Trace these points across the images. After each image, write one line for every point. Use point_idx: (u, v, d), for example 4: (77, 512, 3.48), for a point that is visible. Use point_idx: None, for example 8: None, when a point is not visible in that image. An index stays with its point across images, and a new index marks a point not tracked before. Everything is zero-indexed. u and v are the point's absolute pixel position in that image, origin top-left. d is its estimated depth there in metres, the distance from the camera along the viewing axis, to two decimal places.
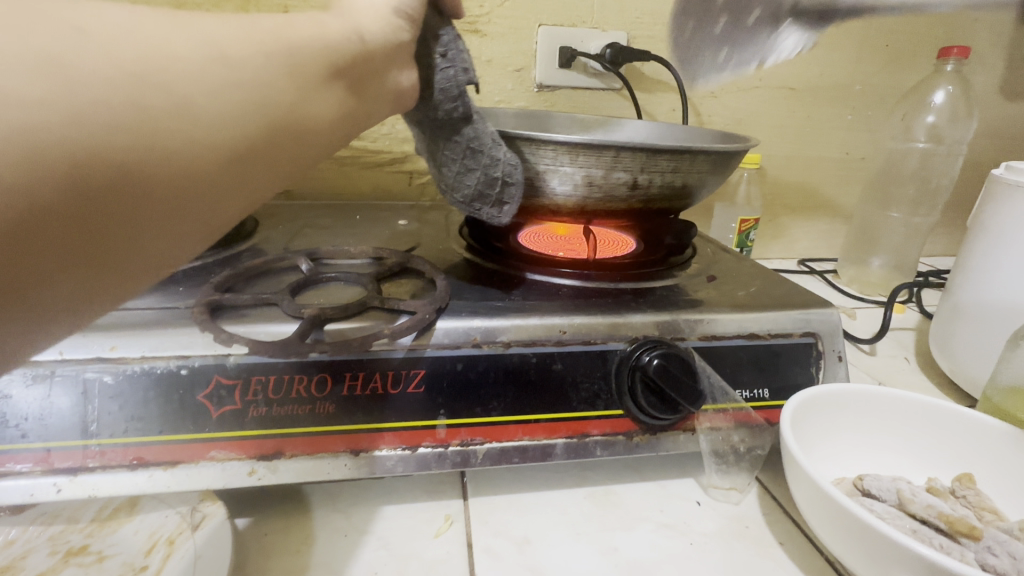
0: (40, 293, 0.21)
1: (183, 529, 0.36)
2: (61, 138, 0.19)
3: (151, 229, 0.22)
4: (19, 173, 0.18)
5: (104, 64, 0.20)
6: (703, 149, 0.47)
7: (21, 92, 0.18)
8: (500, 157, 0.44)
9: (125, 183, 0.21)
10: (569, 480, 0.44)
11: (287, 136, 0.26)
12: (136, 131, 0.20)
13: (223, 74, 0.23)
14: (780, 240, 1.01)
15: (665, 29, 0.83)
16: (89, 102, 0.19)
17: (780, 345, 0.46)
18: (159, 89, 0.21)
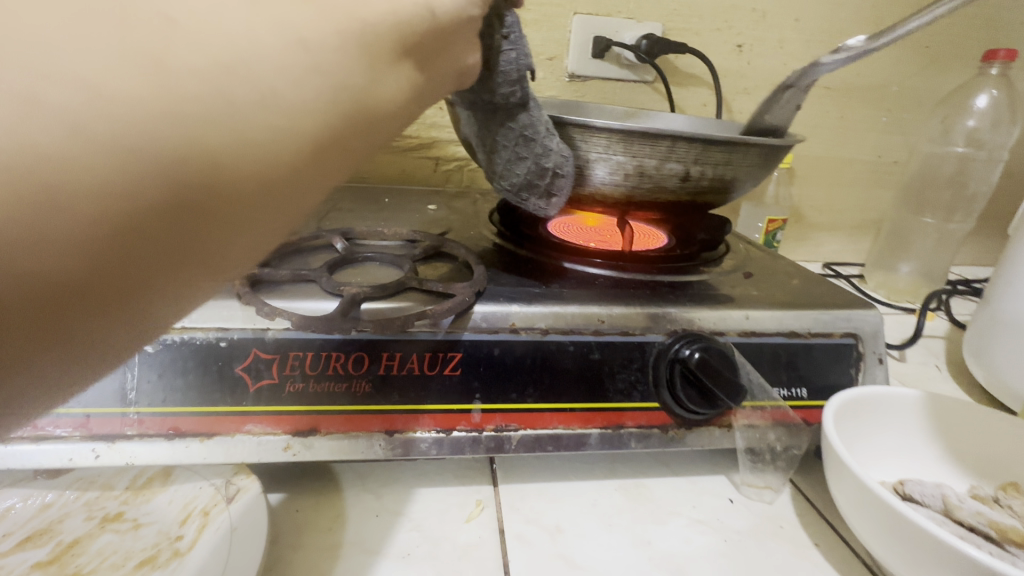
0: (136, 309, 0.18)
1: (217, 501, 0.36)
2: (156, 137, 0.16)
3: (248, 234, 0.20)
4: (114, 175, 0.16)
5: (194, 53, 0.17)
6: (756, 143, 0.47)
7: (111, 84, 0.16)
8: (554, 146, 0.43)
9: (220, 183, 0.18)
10: (599, 471, 0.44)
11: (369, 125, 0.22)
12: (229, 125, 0.18)
13: (302, 57, 0.19)
14: (806, 242, 0.99)
15: (702, 22, 0.82)
16: (182, 97, 0.17)
17: (820, 345, 0.45)
18: (246, 79, 0.18)
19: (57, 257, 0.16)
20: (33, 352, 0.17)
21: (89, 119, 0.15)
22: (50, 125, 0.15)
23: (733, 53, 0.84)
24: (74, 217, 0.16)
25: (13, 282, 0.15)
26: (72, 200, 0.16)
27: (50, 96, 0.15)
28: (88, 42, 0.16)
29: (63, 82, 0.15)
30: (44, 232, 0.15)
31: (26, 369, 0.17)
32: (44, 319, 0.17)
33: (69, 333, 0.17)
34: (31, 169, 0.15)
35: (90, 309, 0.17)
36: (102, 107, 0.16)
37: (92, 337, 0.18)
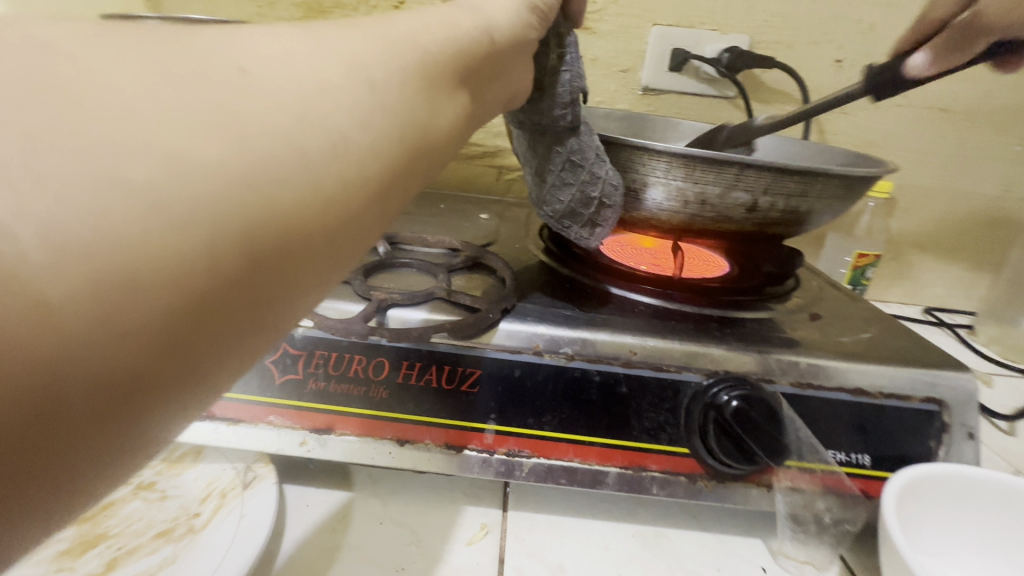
0: (206, 379, 0.18)
1: (235, 485, 0.37)
2: (233, 202, 0.17)
3: (302, 292, 0.20)
4: (192, 250, 0.17)
5: (274, 108, 0.19)
6: (836, 172, 0.42)
7: (192, 154, 0.17)
8: (603, 175, 0.41)
9: (285, 243, 0.19)
10: (617, 513, 0.41)
11: (422, 155, 0.25)
12: (299, 181, 0.19)
13: (370, 98, 0.22)
14: (904, 282, 0.87)
15: (795, 35, 0.75)
16: (264, 153, 0.18)
17: (894, 408, 0.38)
18: (320, 127, 0.20)
19: (134, 342, 0.16)
20: (100, 447, 0.16)
21: (171, 195, 0.16)
22: (136, 203, 0.16)
23: (830, 68, 0.77)
24: (154, 301, 0.16)
25: (92, 373, 0.15)
26: (151, 282, 0.16)
27: (137, 174, 0.16)
28: (176, 111, 0.17)
29: (148, 155, 0.16)
30: (123, 317, 0.16)
31: (90, 466, 0.17)
32: (114, 411, 0.16)
33: (136, 424, 0.17)
34: (116, 254, 0.15)
35: (159, 396, 0.17)
36: (189, 172, 0.17)
37: (156, 424, 0.18)
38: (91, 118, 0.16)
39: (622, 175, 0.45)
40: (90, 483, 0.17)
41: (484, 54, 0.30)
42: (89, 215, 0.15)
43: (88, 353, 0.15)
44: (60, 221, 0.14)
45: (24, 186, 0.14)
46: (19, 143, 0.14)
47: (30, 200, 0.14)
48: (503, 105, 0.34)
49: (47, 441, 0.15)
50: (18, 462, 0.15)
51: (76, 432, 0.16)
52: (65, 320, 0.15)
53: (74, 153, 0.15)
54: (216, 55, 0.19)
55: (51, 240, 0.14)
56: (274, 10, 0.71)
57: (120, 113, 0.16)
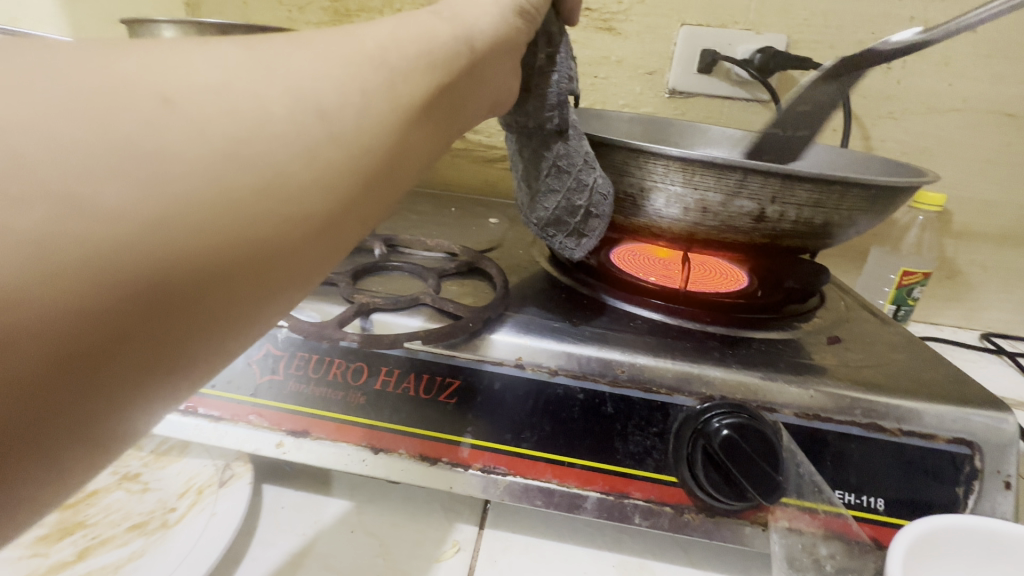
0: (104, 429, 0.17)
1: (212, 483, 0.38)
2: (132, 247, 0.15)
3: (229, 334, 0.18)
4: (84, 293, 0.15)
5: (194, 145, 0.16)
6: (856, 181, 0.38)
7: (93, 201, 0.15)
8: (590, 182, 0.39)
9: (205, 277, 0.17)
10: (601, 541, 0.38)
11: (386, 182, 0.21)
12: (218, 223, 0.17)
13: (314, 129, 0.18)
14: (959, 304, 0.80)
15: (837, 34, 0.70)
16: (177, 198, 0.16)
17: (915, 449, 0.34)
18: (249, 163, 0.17)
19: (26, 386, 0.15)
20: (14, 482, 0.16)
21: (60, 239, 0.15)
22: (19, 254, 0.14)
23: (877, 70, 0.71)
24: (43, 344, 0.15)
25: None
26: (38, 326, 0.14)
27: (21, 222, 0.14)
28: (81, 148, 0.15)
29: (37, 202, 0.14)
30: (9, 364, 0.14)
31: (12, 498, 0.16)
32: (18, 451, 0.15)
33: (49, 458, 0.16)
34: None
35: (54, 448, 0.16)
36: (86, 222, 0.15)
37: (75, 457, 0.17)
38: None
39: (618, 180, 0.43)
40: (23, 508, 0.17)
41: (473, 64, 0.27)
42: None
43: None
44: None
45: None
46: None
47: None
48: (485, 112, 0.31)
49: None
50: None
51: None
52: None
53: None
54: (138, 82, 0.16)
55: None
56: (302, 15, 0.73)
57: (8, 155, 0.14)
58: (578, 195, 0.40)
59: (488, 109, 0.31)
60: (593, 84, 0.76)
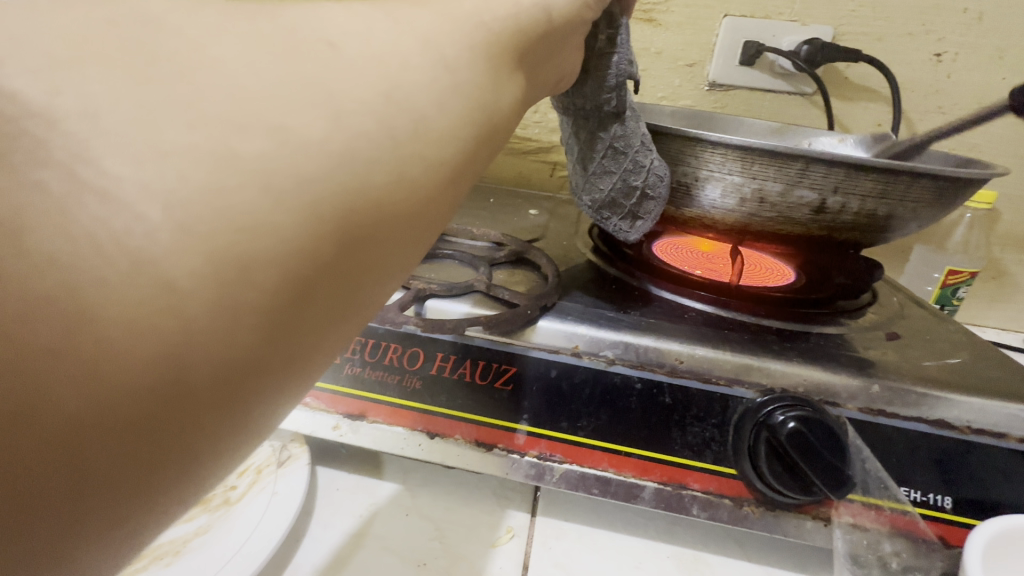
0: (309, 362, 0.16)
1: (270, 462, 0.39)
2: (328, 181, 0.15)
3: (398, 269, 0.18)
4: (294, 230, 0.15)
5: (360, 83, 0.16)
6: (925, 171, 0.37)
7: (297, 130, 0.15)
8: (647, 164, 0.40)
9: (378, 226, 0.17)
10: (654, 531, 0.38)
11: (491, 141, 0.21)
12: (387, 161, 0.17)
13: (442, 78, 0.18)
14: (1004, 305, 0.77)
15: (887, 25, 0.67)
16: (355, 132, 0.16)
17: (984, 447, 0.33)
18: (401, 105, 0.17)
19: (244, 327, 0.14)
20: (215, 442, 0.15)
21: (277, 171, 0.15)
22: (247, 182, 0.14)
23: (927, 63, 0.68)
24: (264, 282, 0.14)
25: (213, 359, 0.14)
26: (262, 260, 0.14)
27: (249, 150, 0.14)
28: (264, 84, 0.15)
29: (258, 131, 0.14)
30: (236, 300, 0.14)
31: (205, 463, 0.15)
32: (227, 397, 0.14)
33: (246, 412, 0.15)
34: (229, 234, 0.14)
35: (272, 380, 0.15)
36: (293, 150, 0.15)
37: (261, 414, 0.16)
38: (203, 90, 0.14)
39: (672, 168, 0.42)
40: (205, 480, 0.16)
41: (552, 36, 0.26)
42: (208, 192, 0.14)
43: (209, 337, 0.14)
44: (181, 198, 0.13)
45: (151, 161, 0.13)
46: (144, 118, 0.13)
47: (160, 175, 0.13)
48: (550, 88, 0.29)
49: (164, 436, 0.14)
50: (144, 455, 0.14)
51: (195, 411, 0.14)
52: (190, 301, 0.13)
53: (195, 125, 0.14)
54: (299, 27, 0.16)
55: (176, 219, 0.13)
56: None
57: (218, 88, 0.14)
58: (634, 176, 0.41)
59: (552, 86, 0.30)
60: None
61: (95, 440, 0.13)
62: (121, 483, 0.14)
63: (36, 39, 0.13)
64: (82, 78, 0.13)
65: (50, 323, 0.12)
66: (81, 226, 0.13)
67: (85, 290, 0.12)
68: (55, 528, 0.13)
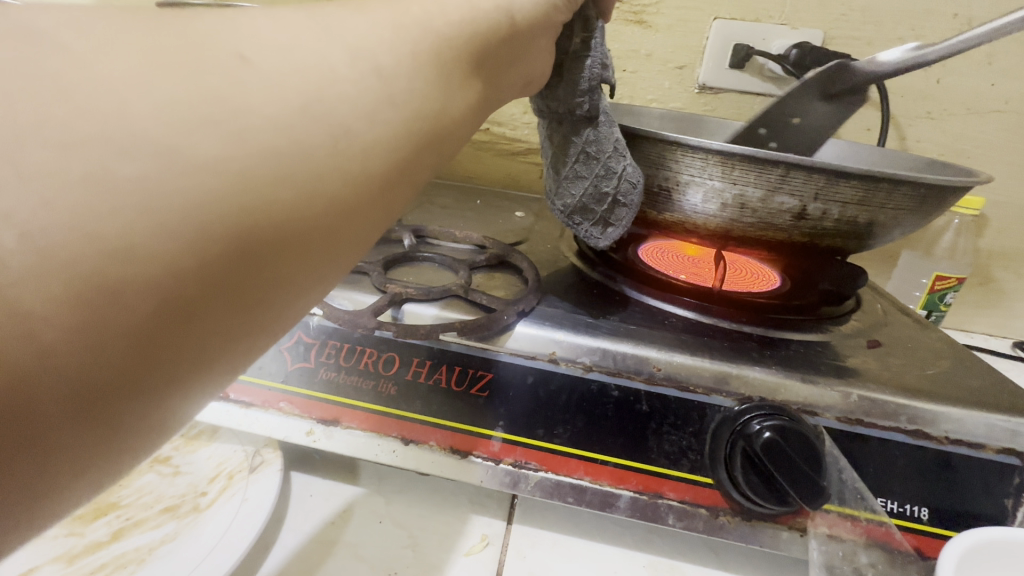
0: (197, 383, 0.16)
1: (242, 468, 0.38)
2: (223, 205, 0.15)
3: (308, 284, 0.18)
4: (176, 252, 0.14)
5: (279, 95, 0.16)
6: (905, 178, 0.36)
7: (189, 151, 0.14)
8: (619, 170, 0.39)
9: (280, 243, 0.16)
10: (630, 540, 0.38)
11: (436, 151, 0.20)
12: (297, 179, 0.16)
13: (373, 89, 0.18)
14: (991, 311, 0.77)
15: (876, 30, 0.67)
16: (262, 150, 0.15)
17: (961, 458, 0.33)
18: (321, 120, 0.17)
19: (115, 351, 0.14)
20: (88, 458, 0.15)
21: (162, 197, 0.14)
22: (126, 207, 0.14)
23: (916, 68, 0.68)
24: (137, 307, 0.14)
25: (75, 383, 0.14)
26: (130, 286, 0.14)
27: (126, 172, 0.14)
28: (166, 101, 0.14)
29: (143, 154, 0.14)
30: (103, 323, 0.14)
31: (81, 476, 0.15)
32: (91, 418, 0.14)
33: (118, 430, 0.15)
34: (95, 259, 0.13)
35: (150, 401, 0.15)
36: (180, 172, 0.14)
37: (138, 432, 0.15)
38: (83, 110, 0.13)
39: (654, 171, 0.42)
40: (86, 489, 0.16)
41: (512, 39, 0.25)
42: (70, 216, 0.13)
43: (68, 361, 0.13)
44: (44, 225, 0.13)
45: (13, 187, 0.13)
46: (13, 140, 0.13)
47: (18, 200, 0.13)
48: (517, 91, 0.29)
49: (22, 458, 0.14)
50: (7, 475, 0.14)
51: (56, 431, 0.14)
52: (46, 326, 0.13)
53: (65, 149, 0.13)
54: (209, 41, 0.16)
55: (35, 246, 0.13)
56: None
57: (109, 106, 0.14)
58: (605, 182, 0.40)
59: (522, 88, 0.29)
60: (621, 78, 0.74)
61: None
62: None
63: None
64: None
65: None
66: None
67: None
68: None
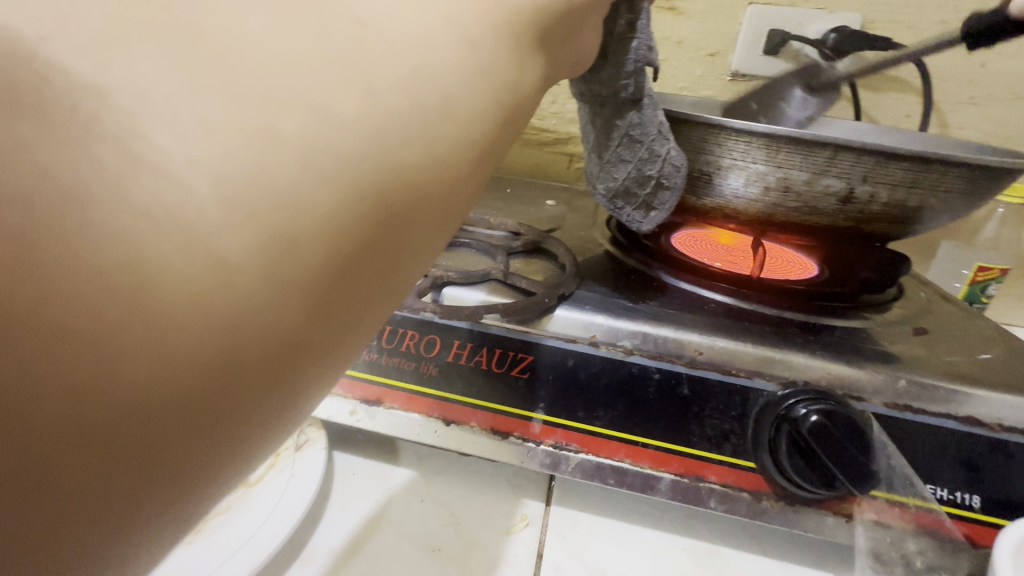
0: (345, 344, 0.17)
1: (288, 446, 0.39)
2: (366, 162, 0.16)
3: (418, 257, 0.19)
4: (337, 208, 0.15)
5: (390, 56, 0.16)
6: (959, 159, 0.35)
7: (336, 108, 0.15)
8: (663, 153, 0.39)
9: (409, 209, 0.17)
10: (669, 523, 0.38)
11: (508, 126, 0.21)
12: (422, 139, 0.17)
13: (467, 57, 0.18)
14: None
15: (919, 13, 0.65)
16: (390, 113, 0.16)
17: (1018, 446, 0.32)
18: (432, 84, 0.17)
19: (298, 306, 0.15)
20: (261, 417, 0.15)
21: (322, 152, 0.15)
22: (290, 162, 0.14)
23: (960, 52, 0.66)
24: (309, 261, 0.15)
25: (264, 336, 0.15)
26: (308, 241, 0.15)
27: (291, 126, 0.14)
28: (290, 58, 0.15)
29: (297, 109, 0.15)
30: (287, 279, 0.15)
31: (252, 436, 0.16)
32: (272, 374, 0.15)
33: (288, 388, 0.16)
34: (276, 213, 0.14)
35: (315, 358, 0.16)
36: (328, 129, 0.15)
37: (300, 392, 0.16)
38: (244, 67, 0.14)
39: (694, 156, 0.42)
40: (251, 454, 0.16)
41: (575, 15, 0.25)
42: (256, 168, 0.14)
43: (261, 313, 0.14)
44: (230, 175, 0.14)
45: (195, 138, 0.13)
46: (191, 90, 0.13)
47: (209, 152, 0.13)
48: (566, 72, 0.29)
49: (220, 409, 0.14)
50: (208, 427, 0.14)
51: (245, 384, 0.15)
52: (241, 278, 0.14)
53: (234, 102, 0.14)
54: None
55: (224, 195, 0.14)
56: None
57: (238, 58, 0.14)
58: (648, 166, 0.40)
59: (570, 69, 0.29)
60: None
61: (163, 415, 0.13)
62: (179, 462, 0.14)
63: (79, 15, 0.13)
64: (69, 44, 0.13)
65: (116, 296, 0.12)
66: (135, 201, 0.13)
67: (140, 262, 0.13)
68: (115, 508, 0.14)
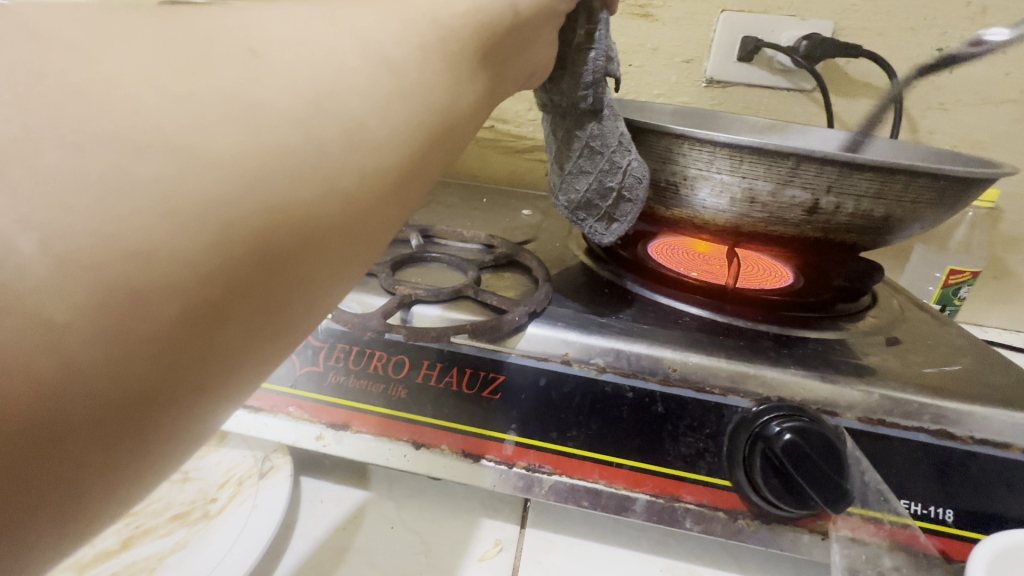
0: (218, 392, 0.16)
1: (251, 474, 0.38)
2: (248, 201, 0.15)
3: (321, 291, 0.18)
4: (202, 255, 0.15)
5: (282, 93, 0.16)
6: (924, 169, 0.35)
7: (204, 146, 0.15)
8: (624, 165, 0.38)
9: (303, 247, 0.16)
10: (646, 543, 0.37)
11: (437, 152, 0.20)
12: (315, 173, 0.16)
13: (382, 83, 0.18)
14: (1007, 305, 0.76)
15: (889, 20, 0.65)
16: (278, 147, 0.16)
17: (988, 459, 0.32)
18: (333, 115, 0.17)
19: (144, 360, 0.14)
20: (108, 472, 0.15)
21: (182, 194, 0.14)
22: (149, 204, 0.14)
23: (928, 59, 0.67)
24: (162, 311, 0.14)
25: (102, 395, 0.14)
26: (155, 293, 0.14)
27: (142, 170, 0.14)
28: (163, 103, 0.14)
29: (160, 151, 0.14)
30: (131, 333, 0.14)
31: (100, 492, 0.15)
32: (114, 431, 0.14)
33: (140, 443, 0.15)
34: (116, 264, 0.13)
35: (175, 410, 0.15)
36: (195, 170, 0.14)
37: (161, 443, 0.15)
38: (101, 108, 0.14)
39: (664, 164, 0.41)
40: (104, 508, 0.15)
41: (517, 30, 0.24)
42: (92, 221, 0.13)
43: (96, 371, 0.13)
44: (61, 229, 0.13)
45: (24, 188, 0.13)
46: (23, 140, 0.13)
47: (36, 205, 0.13)
48: (521, 84, 0.28)
49: (48, 471, 0.14)
50: (31, 488, 0.13)
51: (79, 445, 0.14)
52: (68, 335, 0.13)
53: (79, 149, 0.13)
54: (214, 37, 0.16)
55: (53, 250, 0.13)
56: None
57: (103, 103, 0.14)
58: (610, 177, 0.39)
59: (524, 80, 0.28)
60: (627, 73, 0.73)
61: None
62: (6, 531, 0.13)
63: None
64: None
65: None
66: None
67: None
68: None
